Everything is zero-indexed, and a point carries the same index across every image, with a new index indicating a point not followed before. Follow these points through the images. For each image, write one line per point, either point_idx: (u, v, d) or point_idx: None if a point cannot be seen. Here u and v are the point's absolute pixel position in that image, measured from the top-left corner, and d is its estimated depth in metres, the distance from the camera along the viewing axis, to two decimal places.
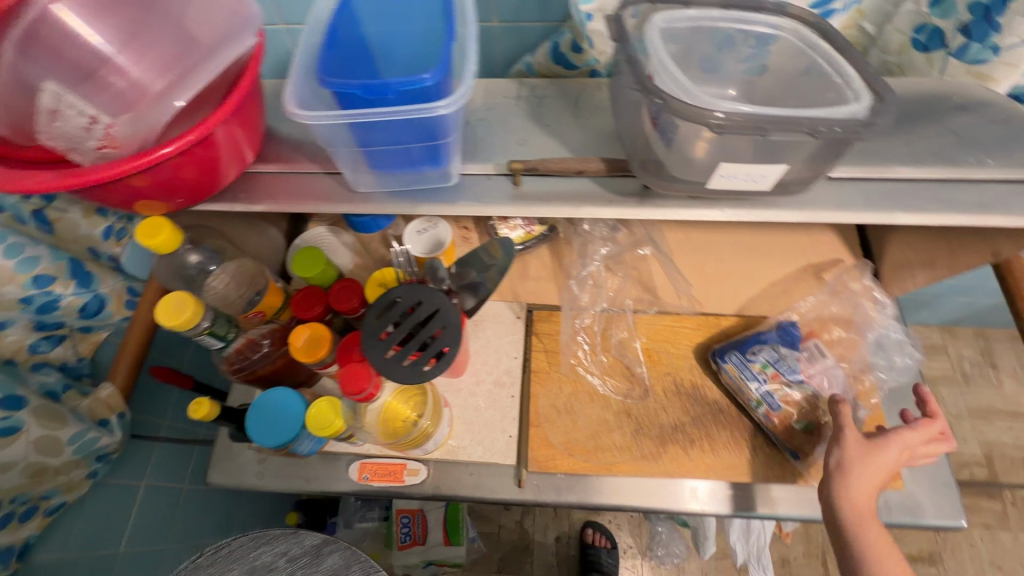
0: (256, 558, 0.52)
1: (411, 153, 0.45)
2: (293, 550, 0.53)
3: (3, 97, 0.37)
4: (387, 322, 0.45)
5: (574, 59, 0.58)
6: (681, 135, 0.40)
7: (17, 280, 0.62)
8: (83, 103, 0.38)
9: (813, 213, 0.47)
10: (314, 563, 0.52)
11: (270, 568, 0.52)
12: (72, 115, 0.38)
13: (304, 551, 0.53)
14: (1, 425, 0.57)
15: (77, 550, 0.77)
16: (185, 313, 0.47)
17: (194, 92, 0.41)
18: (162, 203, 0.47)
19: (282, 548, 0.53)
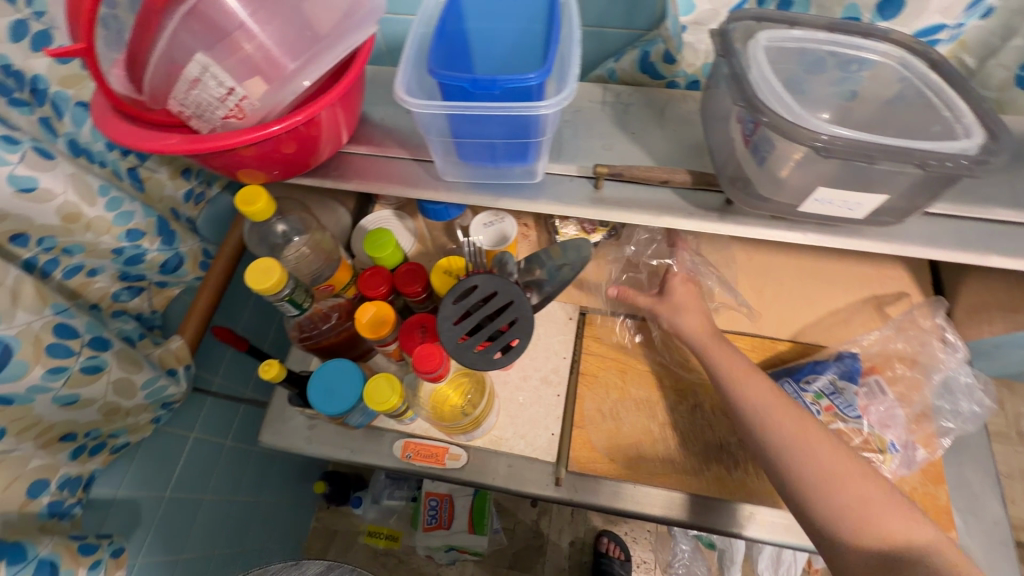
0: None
1: (501, 149, 0.46)
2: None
3: (159, 68, 0.39)
4: (462, 308, 0.47)
5: (664, 69, 0.58)
6: (775, 155, 0.40)
7: (113, 232, 0.66)
8: (224, 75, 0.39)
9: (900, 246, 0.46)
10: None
11: None
12: (212, 86, 0.39)
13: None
14: (88, 364, 0.60)
15: (131, 488, 0.82)
16: (273, 279, 0.50)
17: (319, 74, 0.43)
18: (262, 173, 0.50)
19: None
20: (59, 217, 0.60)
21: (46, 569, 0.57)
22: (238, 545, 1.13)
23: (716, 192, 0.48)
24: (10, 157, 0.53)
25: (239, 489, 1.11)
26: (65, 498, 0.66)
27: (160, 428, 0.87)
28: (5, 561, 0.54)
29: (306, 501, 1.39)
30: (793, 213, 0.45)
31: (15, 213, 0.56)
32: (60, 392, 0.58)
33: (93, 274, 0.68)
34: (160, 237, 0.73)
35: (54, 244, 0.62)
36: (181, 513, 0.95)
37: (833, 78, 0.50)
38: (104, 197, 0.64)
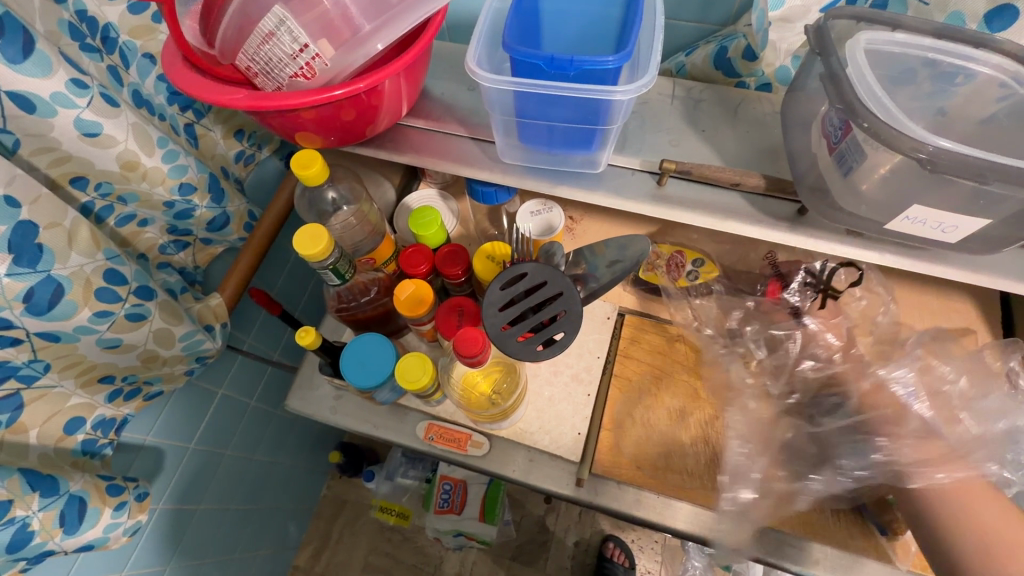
0: None
1: (564, 136, 0.44)
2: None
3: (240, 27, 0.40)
4: (510, 295, 0.44)
5: (740, 66, 0.54)
6: (864, 166, 0.37)
7: (167, 183, 0.66)
8: (299, 30, 0.38)
9: (988, 277, 0.42)
10: None
11: None
12: (286, 41, 0.38)
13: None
14: (133, 311, 0.61)
15: (158, 436, 0.85)
16: (319, 247, 0.49)
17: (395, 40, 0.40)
18: (319, 138, 0.49)
19: None
20: (118, 163, 0.60)
21: (75, 504, 0.59)
22: (253, 503, 1.16)
23: (788, 200, 0.46)
24: (80, 100, 0.53)
25: (258, 449, 1.14)
26: (98, 437, 0.70)
27: (191, 381, 0.89)
28: (40, 492, 0.56)
29: (319, 469, 1.42)
30: (873, 229, 0.41)
31: (79, 156, 0.57)
32: (104, 335, 0.59)
33: (144, 224, 0.69)
34: (210, 194, 0.73)
35: (111, 191, 0.63)
36: (203, 465, 0.97)
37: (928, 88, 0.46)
38: (162, 149, 0.64)
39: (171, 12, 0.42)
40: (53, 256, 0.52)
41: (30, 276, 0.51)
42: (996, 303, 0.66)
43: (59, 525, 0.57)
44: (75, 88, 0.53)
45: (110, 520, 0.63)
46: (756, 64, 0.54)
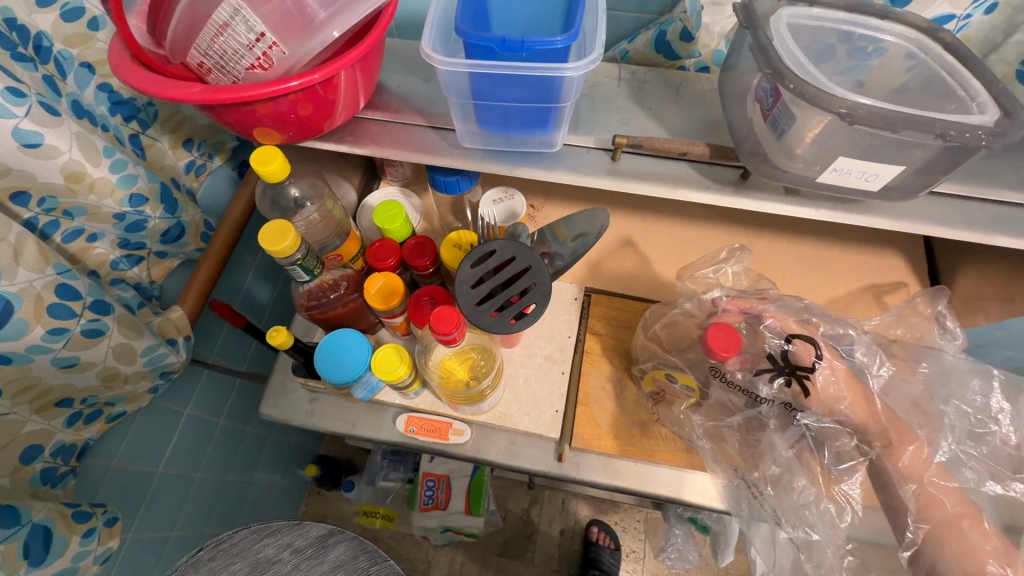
0: (260, 551, 0.53)
1: (520, 117, 0.46)
2: (296, 542, 0.54)
3: (192, 21, 0.40)
4: (482, 272, 0.46)
5: (680, 48, 0.57)
6: (795, 128, 0.40)
7: (116, 195, 0.65)
8: (253, 19, 0.39)
9: (910, 224, 0.46)
10: (320, 555, 0.54)
11: (274, 561, 0.53)
12: (242, 31, 0.39)
13: (308, 543, 0.54)
14: (90, 327, 0.58)
15: (123, 461, 0.81)
16: (286, 241, 0.49)
17: (349, 27, 0.41)
18: (277, 133, 0.49)
19: (286, 541, 0.54)
20: (62, 175, 0.58)
21: (40, 534, 0.56)
22: (227, 524, 1.12)
23: (732, 167, 0.49)
24: (17, 109, 0.52)
25: (229, 470, 1.10)
26: (59, 465, 0.67)
27: (155, 402, 0.87)
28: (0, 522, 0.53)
29: (296, 484, 1.39)
30: (810, 184, 0.45)
31: (18, 169, 0.55)
32: (59, 353, 0.57)
33: (93, 239, 0.67)
34: (163, 204, 0.72)
35: (55, 206, 0.60)
36: (171, 488, 0.94)
37: (847, 58, 0.50)
38: (109, 159, 0.62)
39: (120, 10, 0.42)
40: None
41: None
42: (922, 258, 0.72)
43: (24, 557, 0.54)
44: (12, 96, 0.51)
45: (80, 548, 0.60)
46: (694, 46, 0.57)
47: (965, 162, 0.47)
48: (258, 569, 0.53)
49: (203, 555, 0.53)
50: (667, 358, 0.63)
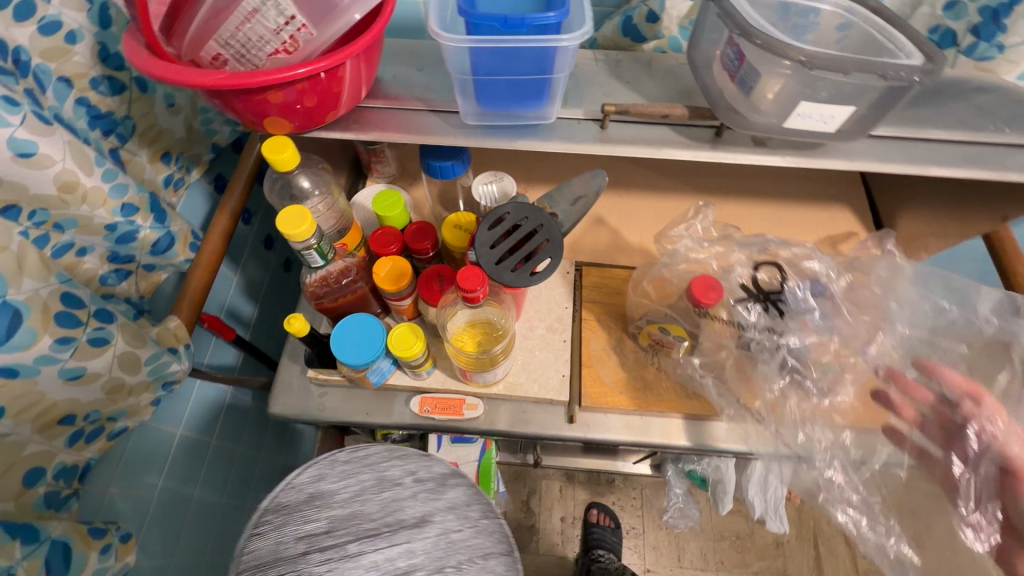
0: (387, 469, 0.63)
1: (519, 91, 0.50)
2: (420, 473, 0.63)
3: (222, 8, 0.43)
4: (498, 234, 0.49)
5: (647, 29, 0.64)
6: (760, 84, 0.47)
7: (108, 205, 0.64)
8: (284, 4, 0.43)
9: (861, 163, 0.53)
10: (438, 491, 0.62)
11: (397, 481, 0.62)
12: (272, 16, 0.43)
13: (431, 476, 0.63)
14: (95, 335, 0.58)
15: (121, 484, 0.79)
16: (304, 225, 0.51)
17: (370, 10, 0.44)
18: (285, 123, 0.51)
19: (411, 468, 0.63)
20: (55, 185, 0.57)
21: (59, 548, 0.54)
22: (226, 548, 1.09)
23: (707, 126, 0.55)
24: (12, 118, 0.51)
25: (224, 492, 1.08)
26: (61, 489, 0.64)
27: (149, 422, 0.84)
28: (19, 540, 0.51)
29: None
30: (778, 130, 0.51)
31: (12, 181, 0.54)
32: (67, 364, 0.56)
33: (83, 253, 0.66)
34: (152, 214, 0.71)
35: (46, 218, 0.59)
36: (171, 512, 0.92)
37: (791, 31, 0.57)
38: (100, 168, 0.62)
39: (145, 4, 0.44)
40: (4, 281, 0.50)
41: None
42: (866, 209, 0.81)
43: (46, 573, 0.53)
44: (6, 104, 0.51)
45: (98, 564, 0.59)
46: (659, 27, 0.64)
47: (898, 109, 0.55)
48: (385, 482, 0.62)
49: (342, 456, 0.63)
50: (658, 312, 0.68)
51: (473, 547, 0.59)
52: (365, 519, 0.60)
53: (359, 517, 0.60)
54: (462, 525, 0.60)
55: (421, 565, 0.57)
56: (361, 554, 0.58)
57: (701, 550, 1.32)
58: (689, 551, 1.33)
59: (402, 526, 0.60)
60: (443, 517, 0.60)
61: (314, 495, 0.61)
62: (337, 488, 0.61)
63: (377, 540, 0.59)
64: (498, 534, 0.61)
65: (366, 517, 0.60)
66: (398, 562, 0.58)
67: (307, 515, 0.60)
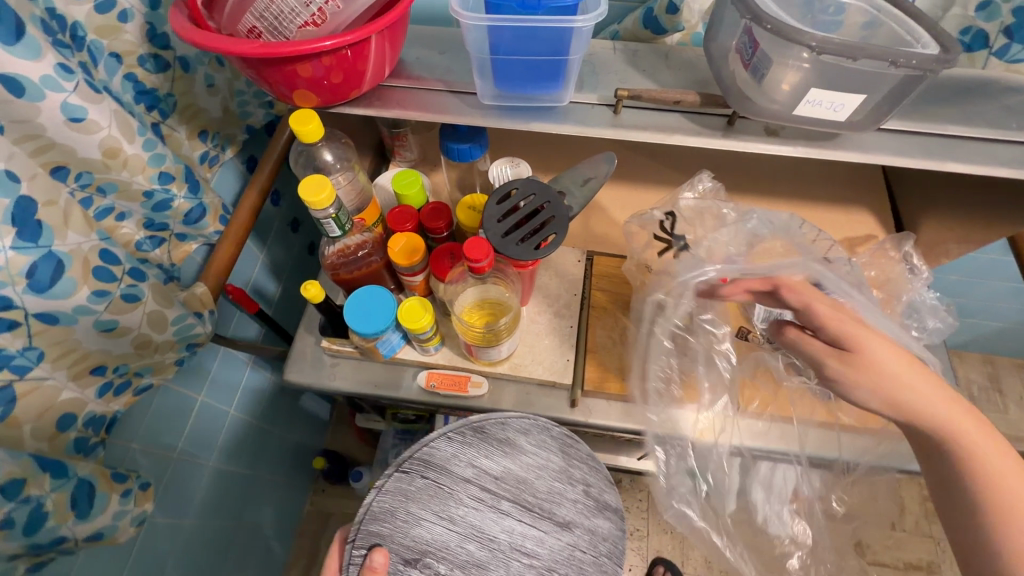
0: (573, 467, 0.67)
1: (535, 72, 0.52)
2: (592, 491, 0.67)
3: None
4: (505, 209, 0.51)
5: (666, 21, 0.64)
6: (772, 72, 0.48)
7: (147, 172, 0.68)
8: None
9: (874, 156, 0.53)
10: (592, 512, 0.66)
11: (566, 480, 0.67)
12: None
13: (597, 498, 0.67)
14: (129, 291, 0.62)
15: (142, 441, 0.84)
16: (324, 194, 0.54)
17: None
18: (312, 96, 0.54)
19: (587, 478, 0.67)
20: (100, 150, 0.62)
21: (84, 488, 0.58)
22: (238, 514, 1.14)
23: (720, 115, 0.56)
24: (66, 84, 0.55)
25: (239, 460, 1.12)
26: (90, 436, 0.68)
27: (173, 385, 0.89)
28: (50, 474, 0.54)
29: (302, 482, 1.40)
30: (787, 119, 0.52)
31: (62, 144, 0.58)
32: (101, 316, 0.60)
33: (122, 218, 0.71)
34: (187, 184, 0.76)
35: (90, 182, 0.64)
36: (187, 473, 0.97)
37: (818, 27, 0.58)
38: (141, 138, 0.67)
39: None
40: (52, 233, 0.53)
41: (32, 251, 0.52)
42: (890, 214, 0.80)
43: (71, 508, 0.56)
44: (62, 72, 0.55)
45: (119, 507, 0.62)
46: (679, 20, 0.64)
47: (916, 105, 0.55)
48: (562, 473, 0.67)
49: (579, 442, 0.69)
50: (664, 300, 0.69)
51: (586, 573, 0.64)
52: (527, 491, 0.65)
53: (525, 486, 0.65)
54: (588, 550, 0.65)
55: (542, 557, 0.63)
56: (506, 516, 0.63)
57: (704, 556, 1.31)
58: (692, 556, 1.32)
59: (548, 518, 0.64)
60: (580, 534, 0.65)
61: (516, 446, 0.66)
62: (548, 450, 0.66)
63: (523, 514, 0.64)
64: None
65: (530, 489, 0.65)
66: (528, 540, 0.63)
67: (490, 454, 0.65)
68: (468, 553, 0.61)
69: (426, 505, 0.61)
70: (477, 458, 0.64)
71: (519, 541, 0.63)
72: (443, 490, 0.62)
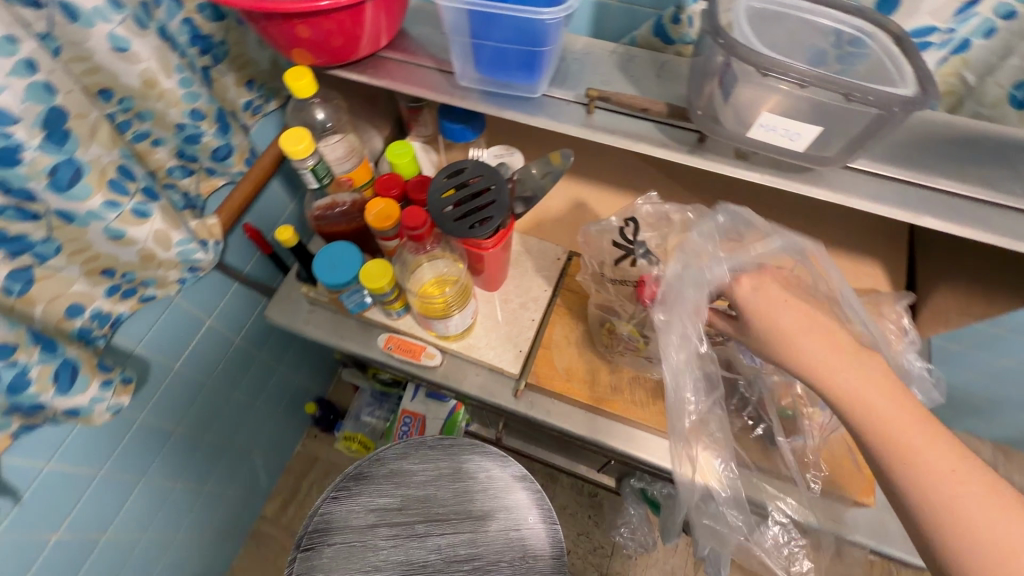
0: (464, 462, 0.78)
1: (510, 60, 0.54)
2: (492, 471, 0.78)
3: None
4: (452, 184, 0.54)
5: (672, 31, 0.64)
6: (737, 92, 0.46)
7: (180, 107, 0.76)
8: None
9: (844, 198, 0.51)
10: (506, 491, 0.76)
11: (472, 474, 0.77)
12: None
13: (502, 476, 0.77)
14: (139, 206, 0.69)
15: (147, 347, 0.94)
16: (301, 145, 0.58)
17: None
18: (310, 56, 0.59)
19: (485, 466, 0.78)
20: (139, 80, 0.70)
21: (68, 367, 0.67)
22: (229, 437, 1.24)
23: (692, 130, 0.55)
24: (114, 16, 0.63)
25: (238, 387, 1.22)
26: (94, 328, 0.77)
27: (185, 305, 0.98)
28: (40, 347, 0.64)
29: (297, 422, 1.50)
30: (751, 144, 0.50)
31: (107, 68, 0.67)
32: (110, 224, 0.68)
33: (156, 144, 0.79)
34: (217, 124, 0.83)
35: (131, 106, 0.73)
36: (185, 387, 1.06)
37: (836, 61, 0.55)
38: (179, 75, 0.74)
39: None
40: (77, 142, 0.61)
41: (56, 155, 0.60)
42: (902, 272, 0.74)
43: (53, 381, 0.65)
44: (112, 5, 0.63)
45: (98, 392, 0.71)
46: (686, 31, 0.63)
47: (905, 152, 0.52)
48: (459, 474, 0.77)
49: (466, 444, 0.79)
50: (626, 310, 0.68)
51: (526, 549, 0.73)
52: (434, 505, 0.75)
53: (429, 503, 0.75)
54: (515, 525, 0.74)
55: (479, 555, 0.72)
56: (426, 535, 0.73)
57: None
58: None
59: (466, 517, 0.75)
60: (504, 516, 0.75)
61: (401, 475, 0.77)
62: (430, 474, 0.77)
63: (440, 526, 0.74)
64: (553, 539, 0.74)
65: (437, 502, 0.75)
66: (459, 547, 0.73)
67: (382, 491, 0.76)
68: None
69: (349, 564, 0.72)
70: (368, 510, 0.75)
71: (452, 547, 0.73)
72: (352, 549, 0.72)
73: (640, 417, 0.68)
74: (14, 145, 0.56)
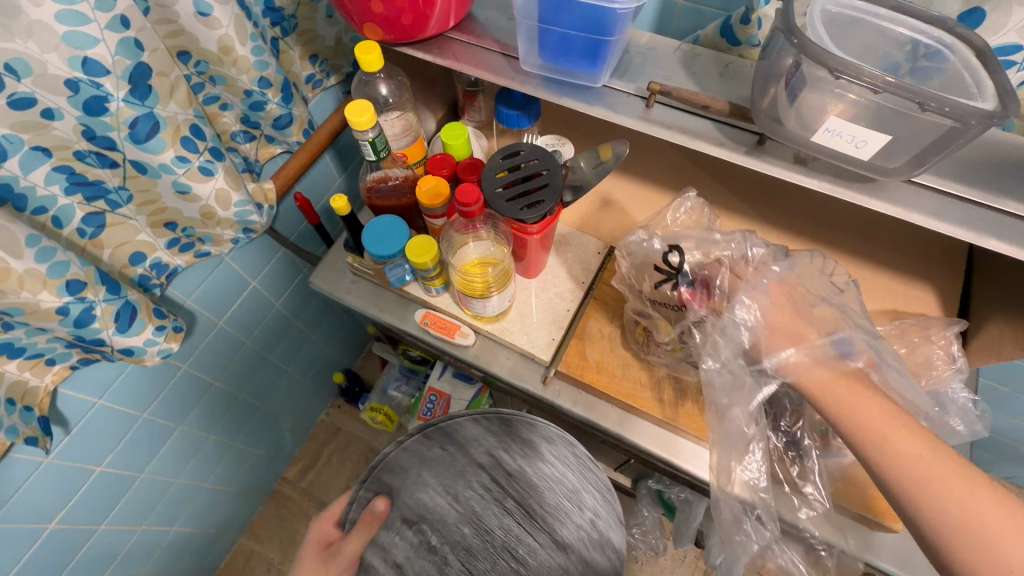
0: (585, 491, 0.67)
1: (575, 47, 0.54)
2: (597, 519, 0.66)
3: None
4: (506, 167, 0.56)
5: (740, 31, 0.62)
6: (804, 94, 0.46)
7: (251, 74, 0.79)
8: None
9: (907, 212, 0.49)
10: (590, 541, 0.65)
11: (582, 502, 0.67)
12: None
13: (598, 532, 0.66)
14: (205, 164, 0.73)
15: (197, 301, 0.99)
16: (365, 117, 0.60)
17: None
18: (381, 33, 0.61)
19: (598, 508, 0.67)
20: (216, 45, 0.73)
21: (128, 309, 0.71)
22: (261, 397, 1.29)
23: (752, 132, 0.54)
24: None
25: (273, 350, 1.26)
26: (153, 277, 0.82)
27: (234, 264, 1.03)
28: (106, 287, 0.68)
29: (323, 391, 1.54)
30: (813, 149, 0.50)
31: (189, 31, 0.71)
32: (179, 178, 0.72)
33: (225, 108, 0.83)
34: (282, 94, 0.87)
35: (206, 70, 0.77)
36: (226, 344, 1.11)
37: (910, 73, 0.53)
38: (253, 43, 0.77)
39: None
40: (157, 98, 0.65)
41: (138, 108, 0.64)
42: (954, 298, 0.71)
43: (114, 320, 0.70)
44: None
45: (152, 336, 0.75)
46: (754, 32, 0.62)
47: (974, 170, 0.50)
48: (571, 497, 0.67)
49: (599, 469, 0.69)
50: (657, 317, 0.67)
51: None
52: (535, 501, 0.67)
53: (533, 495, 0.67)
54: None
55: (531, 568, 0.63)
56: (507, 514, 0.65)
57: None
58: None
59: (546, 533, 0.65)
60: (575, 559, 0.64)
61: (535, 454, 0.69)
62: (557, 471, 0.68)
63: (525, 520, 0.65)
64: None
65: (539, 498, 0.67)
66: (519, 547, 0.63)
67: (509, 447, 0.69)
68: (461, 543, 0.63)
69: (434, 476, 0.67)
70: (484, 455, 0.68)
71: (519, 545, 0.63)
72: (467, 450, 0.69)
73: (666, 417, 0.68)
74: (102, 95, 0.60)
